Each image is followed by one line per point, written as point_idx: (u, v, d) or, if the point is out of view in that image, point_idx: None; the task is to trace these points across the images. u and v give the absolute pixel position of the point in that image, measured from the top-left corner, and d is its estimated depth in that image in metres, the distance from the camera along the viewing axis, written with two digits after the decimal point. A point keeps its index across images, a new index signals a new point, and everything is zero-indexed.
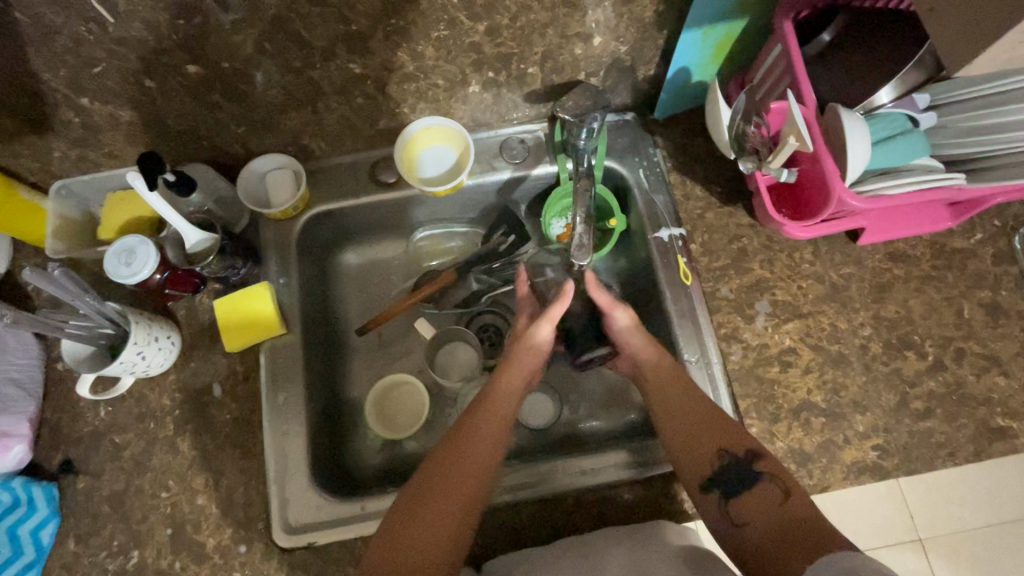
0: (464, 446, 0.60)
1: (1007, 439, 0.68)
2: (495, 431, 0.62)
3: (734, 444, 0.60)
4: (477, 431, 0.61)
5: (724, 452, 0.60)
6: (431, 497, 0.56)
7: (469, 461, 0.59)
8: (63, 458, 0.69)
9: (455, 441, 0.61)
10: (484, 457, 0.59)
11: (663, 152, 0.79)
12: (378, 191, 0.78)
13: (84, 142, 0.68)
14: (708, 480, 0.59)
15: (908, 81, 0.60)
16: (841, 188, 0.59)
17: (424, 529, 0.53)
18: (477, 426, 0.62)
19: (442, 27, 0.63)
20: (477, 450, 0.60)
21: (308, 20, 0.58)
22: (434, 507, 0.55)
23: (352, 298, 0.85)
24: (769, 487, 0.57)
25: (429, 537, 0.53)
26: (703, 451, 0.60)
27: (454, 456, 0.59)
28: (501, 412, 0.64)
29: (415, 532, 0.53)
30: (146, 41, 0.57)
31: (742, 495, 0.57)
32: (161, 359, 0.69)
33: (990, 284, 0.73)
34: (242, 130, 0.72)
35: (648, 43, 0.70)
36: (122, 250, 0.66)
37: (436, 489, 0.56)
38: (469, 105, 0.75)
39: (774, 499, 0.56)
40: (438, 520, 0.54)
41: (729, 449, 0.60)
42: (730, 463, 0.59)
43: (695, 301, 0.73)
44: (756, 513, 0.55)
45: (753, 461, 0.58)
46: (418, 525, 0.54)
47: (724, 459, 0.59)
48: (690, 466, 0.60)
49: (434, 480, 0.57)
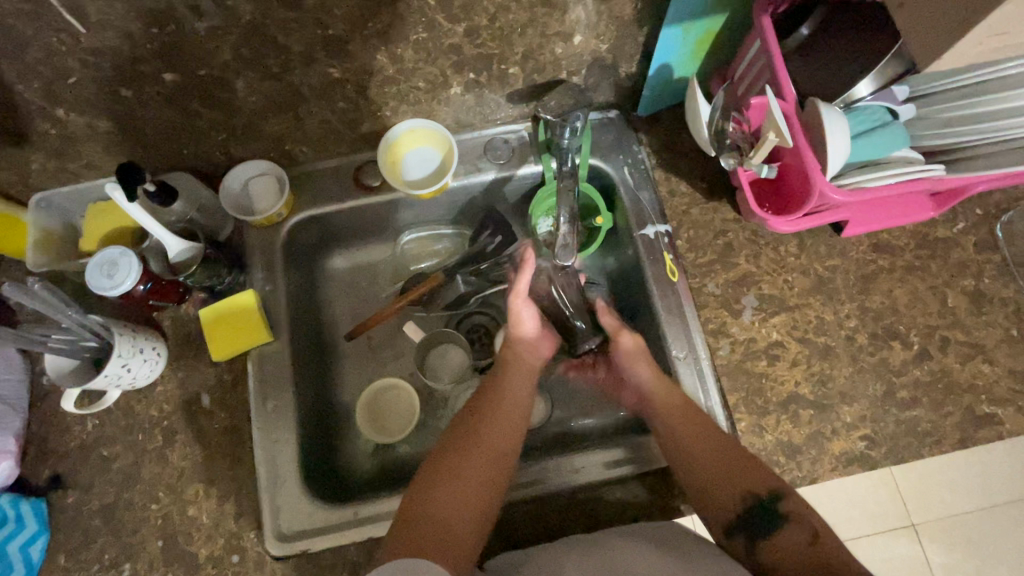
0: (483, 432, 0.61)
1: (992, 426, 0.69)
2: (507, 413, 0.64)
3: (757, 485, 0.60)
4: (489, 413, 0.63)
5: (751, 495, 0.59)
6: (453, 478, 0.57)
7: (491, 448, 0.60)
8: (51, 473, 0.68)
9: (472, 427, 0.61)
10: (503, 443, 0.60)
11: (647, 149, 0.80)
12: (362, 195, 0.77)
13: (62, 153, 0.67)
14: (732, 526, 0.59)
15: (886, 73, 0.62)
16: (822, 183, 0.59)
17: (447, 507, 0.54)
18: (489, 410, 0.63)
19: (421, 29, 0.62)
20: (495, 437, 0.61)
21: (284, 25, 0.58)
22: (458, 488, 0.56)
23: (340, 303, 0.85)
24: (795, 530, 0.56)
25: (450, 515, 0.54)
26: (727, 495, 0.60)
27: (475, 441, 0.60)
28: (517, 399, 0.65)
29: (439, 510, 0.54)
30: (121, 50, 0.56)
31: (769, 538, 0.57)
32: (147, 370, 0.69)
33: (973, 272, 0.74)
34: (223, 137, 0.71)
35: (628, 41, 0.70)
36: (103, 262, 0.66)
37: (460, 471, 0.57)
38: (451, 106, 0.75)
39: (803, 542, 0.55)
40: (467, 505, 0.55)
41: (754, 491, 0.59)
42: (754, 507, 0.59)
43: (682, 297, 0.73)
44: (787, 557, 0.55)
45: (778, 503, 0.58)
46: (442, 504, 0.55)
47: (747, 503, 0.59)
48: (714, 500, 0.60)
49: (458, 463, 0.58)
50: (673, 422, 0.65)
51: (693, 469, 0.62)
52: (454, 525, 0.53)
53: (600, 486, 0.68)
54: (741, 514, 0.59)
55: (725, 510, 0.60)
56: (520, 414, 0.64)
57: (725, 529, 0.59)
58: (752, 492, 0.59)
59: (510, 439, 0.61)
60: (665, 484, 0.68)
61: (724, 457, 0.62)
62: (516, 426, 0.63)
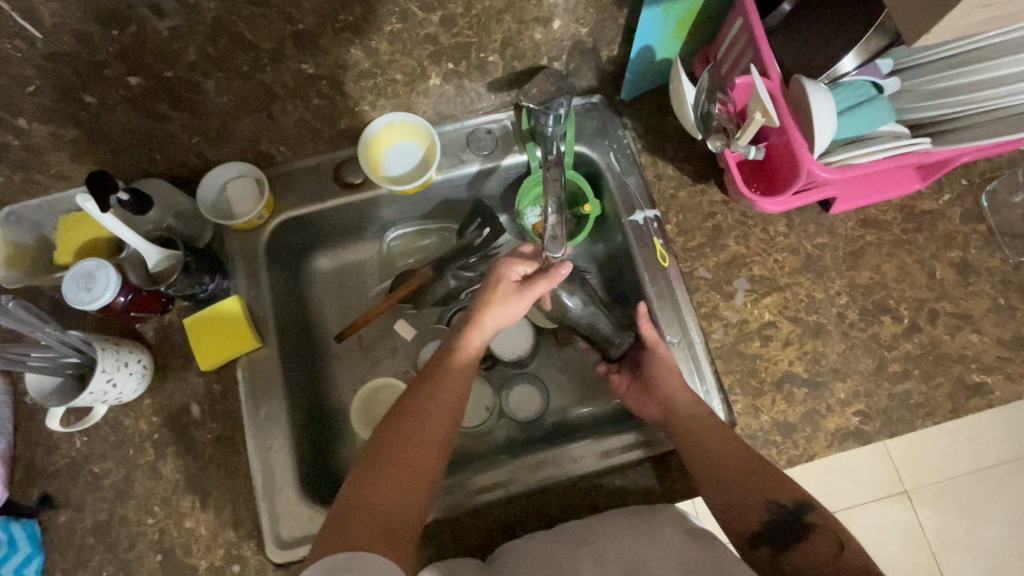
0: (423, 417, 0.59)
1: (984, 395, 0.69)
2: (452, 398, 0.61)
3: (781, 495, 0.59)
4: (433, 400, 0.60)
5: (772, 505, 0.59)
6: (391, 469, 0.55)
7: (429, 436, 0.58)
8: (41, 493, 0.67)
9: (410, 412, 0.59)
10: (441, 428, 0.59)
11: (633, 134, 0.78)
12: (342, 192, 0.76)
13: (28, 164, 0.64)
14: (756, 535, 0.59)
15: (870, 48, 0.62)
16: (810, 160, 0.58)
17: (384, 501, 0.53)
18: (432, 394, 0.61)
19: (394, 20, 0.60)
20: (432, 424, 0.59)
21: (251, 21, 0.56)
22: (393, 483, 0.54)
23: (328, 304, 0.84)
24: (821, 538, 0.57)
25: (388, 508, 0.53)
26: (750, 505, 0.59)
27: (414, 429, 0.58)
28: (458, 378, 0.62)
29: (374, 503, 0.53)
30: (80, 54, 0.54)
31: (793, 549, 0.57)
32: (133, 384, 0.67)
33: (960, 243, 0.74)
34: (196, 140, 0.69)
35: (608, 23, 0.68)
36: (80, 275, 0.63)
37: (396, 462, 0.55)
38: (430, 98, 0.73)
39: (829, 553, 0.56)
40: (404, 498, 0.54)
41: (777, 500, 0.59)
42: (778, 518, 0.58)
43: (673, 281, 0.73)
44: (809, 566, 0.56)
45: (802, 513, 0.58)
46: (378, 497, 0.53)
47: (771, 513, 0.59)
48: (737, 508, 0.59)
49: (394, 453, 0.56)
50: (699, 434, 0.63)
51: (710, 469, 0.61)
52: (393, 518, 0.52)
53: (598, 475, 0.68)
54: (767, 527, 0.58)
55: (748, 523, 0.59)
56: (459, 397, 0.62)
57: (747, 540, 0.59)
58: (776, 501, 0.59)
59: (448, 421, 0.60)
60: (668, 469, 0.68)
61: (747, 463, 0.61)
62: (454, 405, 0.61)
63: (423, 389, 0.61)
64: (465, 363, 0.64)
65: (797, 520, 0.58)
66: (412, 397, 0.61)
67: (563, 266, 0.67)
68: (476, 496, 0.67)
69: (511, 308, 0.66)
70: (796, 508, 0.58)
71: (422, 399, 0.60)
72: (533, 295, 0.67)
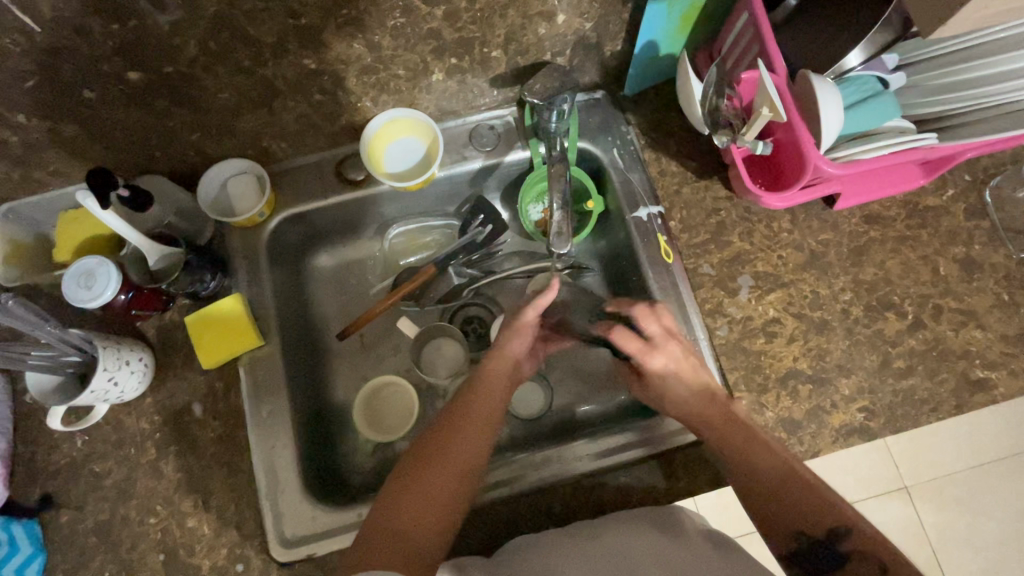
0: (450, 444, 0.59)
1: (988, 391, 0.69)
2: (485, 420, 0.61)
3: (814, 526, 0.54)
4: (463, 420, 0.61)
5: (802, 535, 0.54)
6: (416, 488, 0.55)
7: (456, 462, 0.58)
8: (42, 493, 0.66)
9: (439, 438, 0.59)
10: (471, 449, 0.59)
11: (636, 130, 0.78)
12: (344, 189, 0.75)
13: (26, 161, 0.64)
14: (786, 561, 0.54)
15: (877, 42, 0.61)
16: (817, 156, 0.58)
17: (406, 523, 0.53)
18: (464, 414, 0.61)
19: (398, 14, 0.60)
20: (461, 444, 0.59)
21: (253, 15, 0.55)
22: (418, 502, 0.55)
23: (328, 300, 0.83)
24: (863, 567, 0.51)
25: (410, 531, 0.53)
26: (782, 529, 0.55)
27: (441, 454, 0.58)
28: (487, 406, 0.62)
29: (397, 522, 0.53)
30: (80, 48, 0.53)
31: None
32: (134, 382, 0.66)
33: (964, 239, 0.74)
34: (196, 137, 0.68)
35: (612, 18, 0.68)
36: (80, 272, 0.63)
37: (422, 482, 0.56)
38: (433, 94, 0.72)
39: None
40: (429, 517, 0.54)
41: (810, 532, 0.54)
42: (812, 545, 0.53)
43: (677, 278, 0.73)
44: None
45: (840, 543, 0.52)
46: (401, 519, 0.53)
47: (800, 543, 0.54)
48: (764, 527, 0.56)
49: (419, 477, 0.56)
50: (729, 441, 0.60)
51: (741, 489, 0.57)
52: (414, 538, 0.53)
53: (604, 472, 0.67)
54: (797, 552, 0.54)
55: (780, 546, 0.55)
56: (491, 418, 0.62)
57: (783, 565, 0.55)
58: (807, 533, 0.54)
59: (477, 449, 0.59)
60: (674, 466, 0.67)
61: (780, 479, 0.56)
62: (484, 434, 0.60)
63: (456, 410, 0.62)
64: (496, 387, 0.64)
65: (833, 548, 0.53)
66: (447, 417, 0.61)
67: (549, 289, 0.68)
68: (482, 495, 0.66)
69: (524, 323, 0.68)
70: (831, 536, 0.53)
71: (452, 426, 0.60)
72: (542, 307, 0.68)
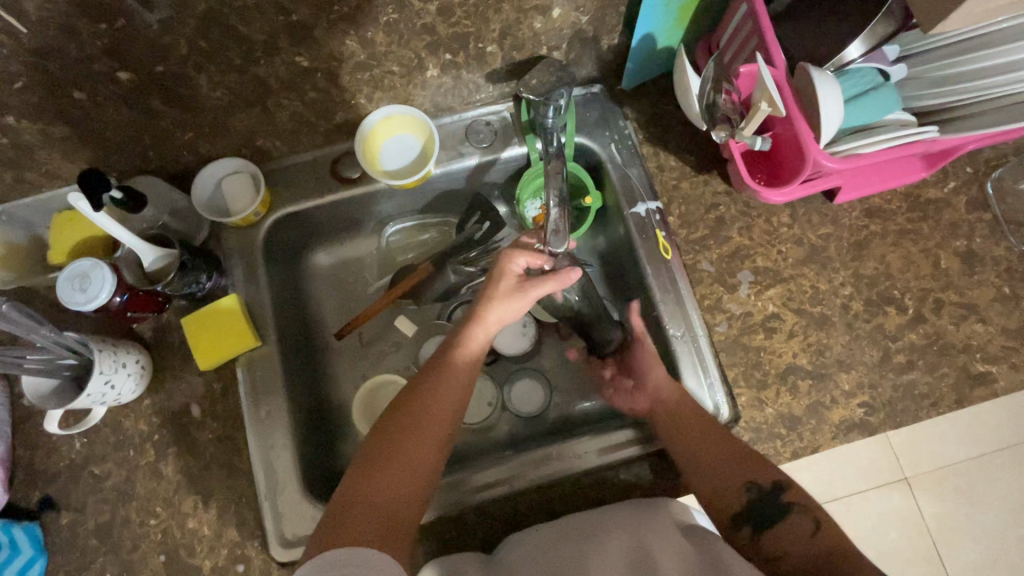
0: (422, 418, 0.59)
1: (987, 385, 0.69)
2: (455, 394, 0.61)
3: (761, 476, 0.60)
4: (434, 395, 0.60)
5: (751, 486, 0.60)
6: (389, 464, 0.55)
7: (427, 437, 0.58)
8: (43, 495, 0.66)
9: (410, 413, 0.59)
10: (441, 424, 0.59)
11: (634, 124, 0.77)
12: (340, 187, 0.74)
13: (17, 162, 0.63)
14: (738, 517, 0.59)
15: (877, 34, 0.60)
16: (816, 150, 0.57)
17: (381, 496, 0.54)
18: (433, 388, 0.61)
19: (391, 10, 0.58)
20: (434, 420, 0.59)
21: (244, 12, 0.54)
22: (392, 478, 0.55)
23: (326, 299, 0.83)
24: (800, 519, 0.58)
25: (385, 504, 0.53)
26: (733, 488, 0.60)
27: (414, 427, 0.58)
28: (458, 380, 0.62)
29: (372, 499, 0.53)
30: (68, 49, 0.52)
31: (774, 528, 0.58)
32: (131, 385, 0.66)
33: (965, 232, 0.73)
34: (189, 136, 0.68)
35: (610, 11, 0.67)
36: (75, 275, 0.62)
37: (396, 458, 0.56)
38: (428, 90, 0.71)
39: (807, 531, 0.57)
40: (402, 493, 0.55)
41: (757, 482, 0.60)
42: (758, 499, 0.59)
43: (676, 274, 0.72)
44: (793, 546, 0.56)
45: (779, 494, 0.59)
46: (378, 493, 0.54)
47: (753, 494, 0.59)
48: (716, 490, 0.60)
49: (393, 450, 0.56)
50: (686, 419, 0.64)
51: (698, 468, 0.61)
52: (390, 513, 0.53)
53: (603, 469, 0.67)
54: (747, 508, 0.59)
55: (732, 505, 0.59)
56: (461, 393, 0.62)
57: (730, 521, 0.59)
58: (757, 483, 0.60)
59: (448, 422, 0.60)
60: (669, 463, 0.67)
61: (730, 448, 0.62)
62: (455, 406, 0.61)
63: (423, 383, 0.61)
64: (469, 362, 0.64)
65: (777, 497, 0.59)
66: (416, 392, 0.61)
67: (572, 272, 0.67)
68: (472, 495, 0.66)
69: (513, 308, 0.65)
70: (776, 487, 0.59)
71: (421, 399, 0.60)
72: (535, 292, 0.66)
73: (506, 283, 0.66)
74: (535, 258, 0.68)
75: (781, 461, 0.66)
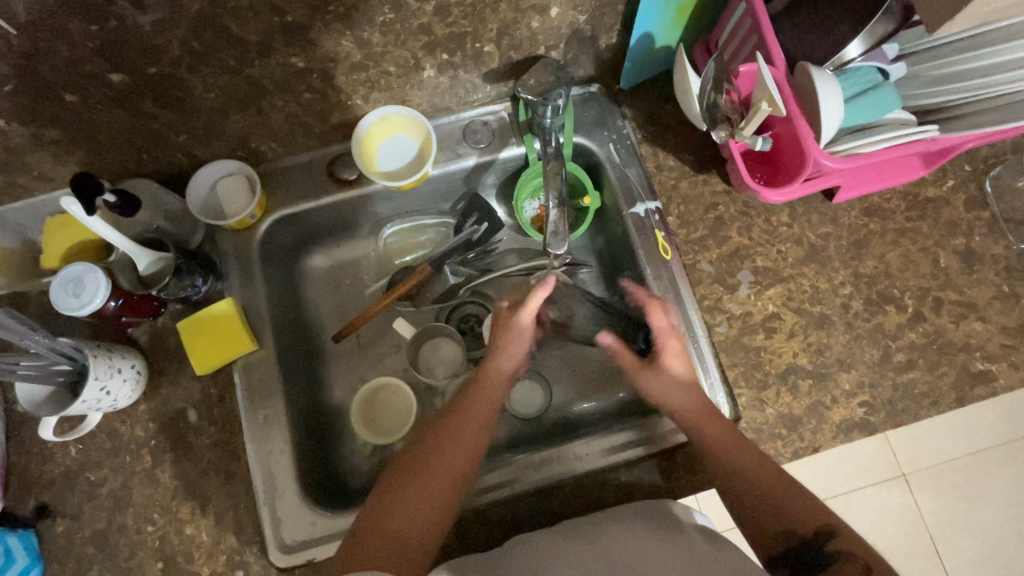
0: (443, 450, 0.59)
1: (988, 383, 0.68)
2: (476, 428, 0.61)
3: (803, 524, 0.54)
4: (453, 425, 0.61)
5: (792, 533, 0.54)
6: (408, 493, 0.55)
7: (447, 465, 0.58)
8: (38, 503, 0.65)
9: (430, 445, 0.59)
10: (463, 457, 0.59)
11: (632, 124, 0.77)
12: (336, 189, 0.74)
13: (9, 166, 0.62)
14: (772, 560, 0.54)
15: (877, 33, 0.60)
16: (817, 150, 0.57)
17: (400, 523, 0.53)
18: (453, 422, 0.61)
19: (387, 10, 0.58)
20: (455, 453, 0.59)
21: (238, 13, 0.53)
22: (410, 506, 0.54)
23: (323, 301, 0.82)
24: (849, 564, 0.51)
25: (404, 531, 0.53)
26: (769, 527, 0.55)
27: (434, 458, 0.58)
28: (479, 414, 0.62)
29: (391, 526, 0.53)
30: (58, 51, 0.51)
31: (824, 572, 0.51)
32: (127, 390, 0.65)
33: (964, 231, 0.73)
34: (184, 138, 0.67)
35: (607, 10, 0.66)
36: (68, 280, 0.61)
37: (415, 488, 0.56)
38: (425, 90, 0.71)
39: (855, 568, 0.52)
40: (423, 521, 0.54)
41: (799, 531, 0.54)
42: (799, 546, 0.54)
43: (676, 275, 0.72)
44: None
45: (824, 542, 0.53)
46: (395, 520, 0.53)
47: (793, 540, 0.54)
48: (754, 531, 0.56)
49: (414, 480, 0.56)
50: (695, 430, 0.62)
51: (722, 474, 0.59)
52: (407, 540, 0.52)
53: (603, 471, 0.67)
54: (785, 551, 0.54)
55: (769, 547, 0.55)
56: (483, 427, 0.62)
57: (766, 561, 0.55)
58: (799, 530, 0.54)
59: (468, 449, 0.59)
60: (673, 464, 0.67)
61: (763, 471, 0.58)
62: (477, 439, 0.61)
63: (443, 417, 0.62)
64: (488, 399, 0.64)
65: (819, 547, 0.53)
66: (438, 428, 0.61)
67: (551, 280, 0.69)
68: (475, 499, 0.66)
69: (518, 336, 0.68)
70: (819, 535, 0.53)
71: (442, 433, 0.61)
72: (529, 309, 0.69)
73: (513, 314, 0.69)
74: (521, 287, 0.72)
75: (782, 461, 0.66)
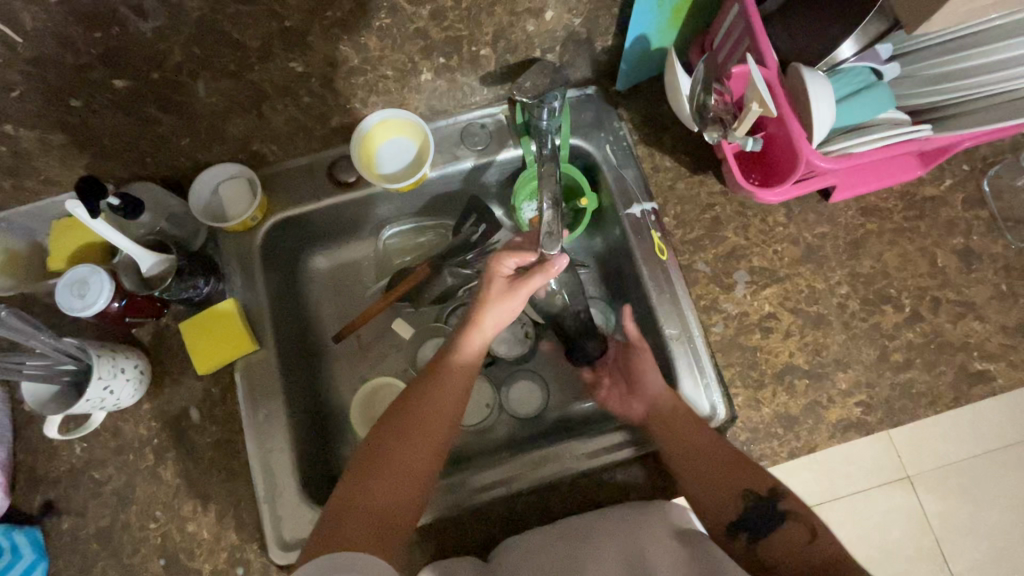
0: (419, 423, 0.58)
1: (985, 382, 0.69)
2: (451, 398, 0.61)
3: (759, 487, 0.61)
4: (428, 396, 0.60)
5: (748, 494, 0.61)
6: (386, 467, 0.56)
7: (425, 438, 0.58)
8: (44, 500, 0.67)
9: (406, 417, 0.59)
10: (439, 429, 0.59)
11: (629, 126, 0.77)
12: (336, 191, 0.75)
13: (16, 170, 0.64)
14: (732, 525, 0.61)
15: (868, 33, 0.61)
16: (809, 150, 0.58)
17: (380, 500, 0.54)
18: (429, 392, 0.61)
19: (383, 15, 0.59)
20: (432, 426, 0.59)
21: (237, 20, 0.55)
22: (389, 481, 0.55)
23: (324, 302, 0.83)
24: (796, 527, 0.59)
25: (384, 507, 0.54)
26: (729, 492, 0.62)
27: (411, 430, 0.58)
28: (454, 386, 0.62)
29: (372, 503, 0.54)
30: (63, 58, 0.53)
31: (769, 536, 0.60)
32: (130, 389, 0.67)
33: (963, 230, 0.73)
34: (186, 142, 0.68)
35: (602, 13, 0.67)
36: (74, 281, 0.63)
37: (393, 462, 0.56)
38: (423, 93, 0.72)
39: (803, 537, 0.59)
40: (400, 495, 0.55)
41: (754, 490, 0.61)
42: (750, 506, 0.61)
43: (673, 275, 0.72)
44: (789, 556, 0.58)
45: (777, 503, 0.60)
46: (374, 497, 0.54)
47: (749, 502, 0.61)
48: (710, 505, 0.62)
49: (390, 455, 0.56)
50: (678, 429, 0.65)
51: (694, 476, 0.62)
52: (386, 515, 0.53)
53: (599, 471, 0.67)
54: (742, 518, 0.61)
55: (729, 513, 0.61)
56: (460, 398, 0.62)
57: (727, 530, 0.61)
58: (754, 492, 0.61)
59: (444, 430, 0.59)
60: None
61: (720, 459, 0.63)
62: (452, 409, 0.60)
63: (420, 388, 0.61)
64: (464, 369, 0.63)
65: (772, 506, 0.60)
66: (413, 398, 0.60)
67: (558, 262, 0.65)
68: (471, 497, 0.66)
69: (504, 308, 0.65)
70: (771, 494, 0.61)
71: (418, 403, 0.60)
72: (528, 289, 0.66)
73: (498, 284, 0.66)
74: (523, 255, 0.68)
75: (778, 461, 0.66)
